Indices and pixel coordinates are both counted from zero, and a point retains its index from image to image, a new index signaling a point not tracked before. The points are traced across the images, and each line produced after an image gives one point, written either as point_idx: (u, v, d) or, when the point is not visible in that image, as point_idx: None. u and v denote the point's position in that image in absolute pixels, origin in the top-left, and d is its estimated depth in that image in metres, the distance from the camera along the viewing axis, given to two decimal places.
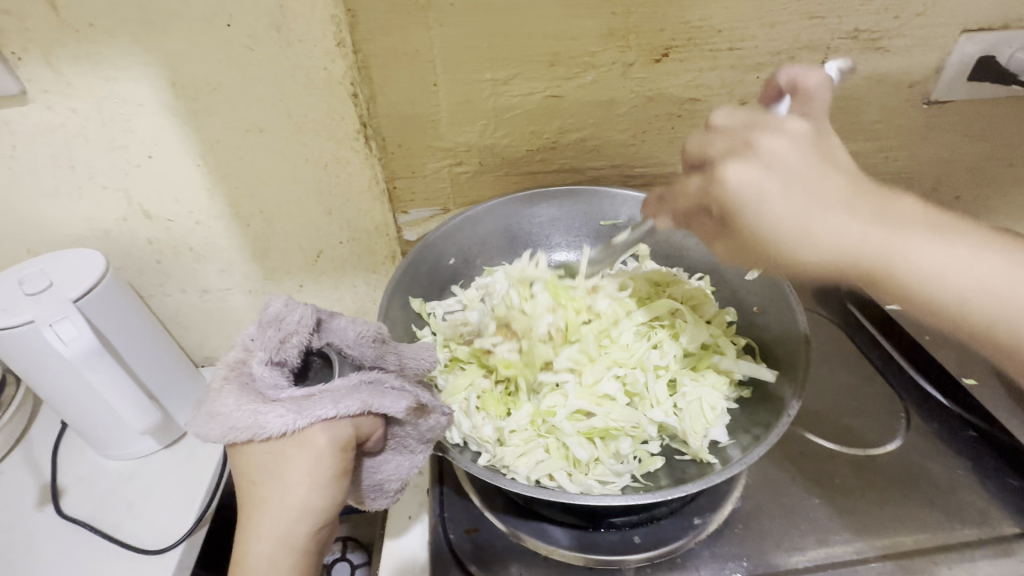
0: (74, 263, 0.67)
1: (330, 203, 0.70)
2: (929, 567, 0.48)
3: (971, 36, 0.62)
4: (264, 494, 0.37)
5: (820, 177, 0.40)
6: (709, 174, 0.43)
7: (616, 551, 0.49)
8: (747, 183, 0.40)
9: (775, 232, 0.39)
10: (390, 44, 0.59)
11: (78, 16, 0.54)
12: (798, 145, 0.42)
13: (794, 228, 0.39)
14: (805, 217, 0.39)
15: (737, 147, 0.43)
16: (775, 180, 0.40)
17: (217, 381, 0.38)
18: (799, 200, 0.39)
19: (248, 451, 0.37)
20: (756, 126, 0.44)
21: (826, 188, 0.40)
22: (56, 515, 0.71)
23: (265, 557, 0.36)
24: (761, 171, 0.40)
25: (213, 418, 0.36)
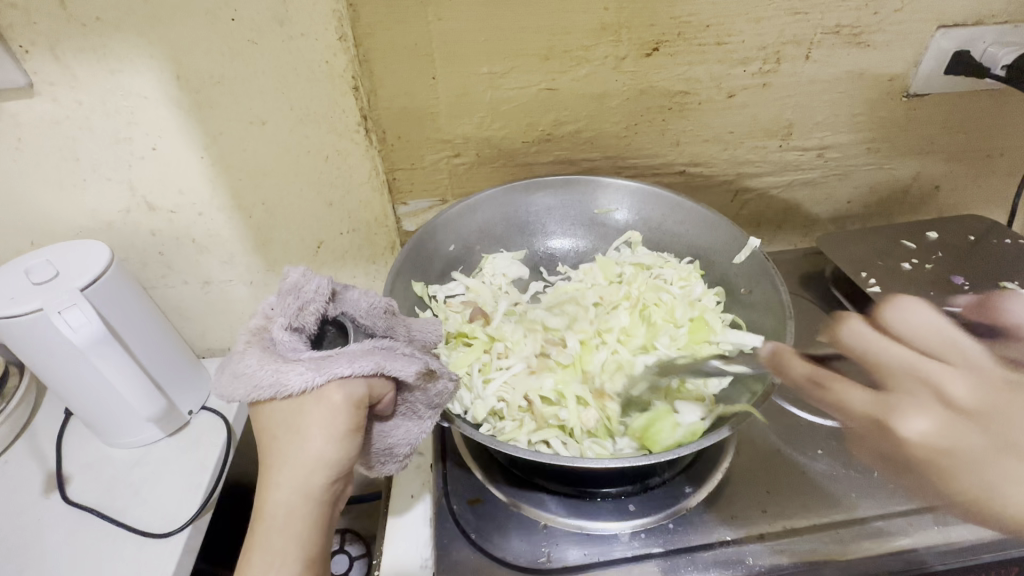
0: (79, 254, 0.68)
1: (331, 195, 0.72)
2: (906, 528, 0.50)
3: (946, 31, 0.65)
4: (283, 448, 0.39)
5: (1017, 437, 0.40)
6: (887, 409, 0.44)
7: (611, 518, 0.52)
8: (925, 433, 0.42)
9: (964, 490, 0.39)
10: (389, 38, 0.61)
11: (85, 9, 0.56)
12: (991, 387, 0.45)
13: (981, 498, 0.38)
14: (992, 483, 0.38)
15: (927, 388, 0.45)
16: (967, 431, 0.41)
17: (241, 344, 0.41)
18: (1003, 465, 0.39)
19: (269, 408, 0.39)
20: (937, 361, 0.47)
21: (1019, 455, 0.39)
22: (63, 501, 0.72)
23: (281, 505, 0.39)
24: (934, 420, 0.42)
25: (238, 377, 0.38)
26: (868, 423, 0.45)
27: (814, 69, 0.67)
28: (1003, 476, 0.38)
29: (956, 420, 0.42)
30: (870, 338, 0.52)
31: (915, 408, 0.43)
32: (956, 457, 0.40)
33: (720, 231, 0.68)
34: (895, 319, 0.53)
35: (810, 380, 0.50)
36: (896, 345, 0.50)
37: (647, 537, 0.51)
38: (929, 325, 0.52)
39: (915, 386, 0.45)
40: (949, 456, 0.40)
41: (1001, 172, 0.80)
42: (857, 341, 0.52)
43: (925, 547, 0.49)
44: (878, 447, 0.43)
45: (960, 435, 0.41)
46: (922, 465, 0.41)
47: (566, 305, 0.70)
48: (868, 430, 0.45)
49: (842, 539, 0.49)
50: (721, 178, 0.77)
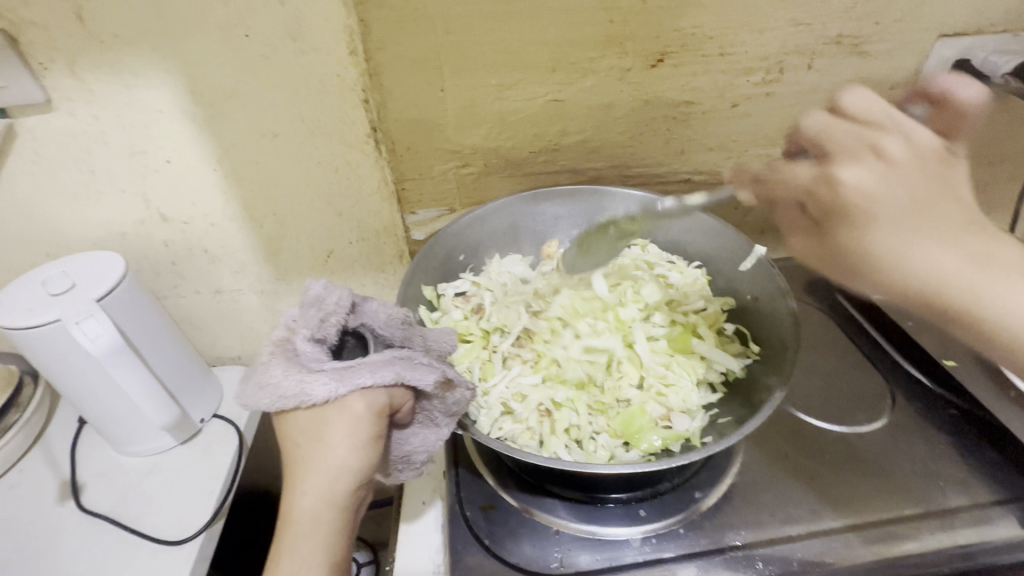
0: (94, 264, 0.69)
1: (341, 205, 0.73)
2: (914, 532, 0.50)
3: (946, 41, 0.66)
4: (303, 454, 0.40)
5: (931, 207, 0.45)
6: (827, 163, 0.50)
7: (623, 523, 0.52)
8: (864, 182, 0.47)
9: (880, 244, 0.45)
10: (399, 52, 0.62)
11: (103, 27, 0.57)
12: (922, 155, 0.47)
13: (883, 254, 0.45)
14: (898, 245, 0.45)
15: (866, 148, 0.49)
16: (891, 182, 0.46)
17: (264, 356, 0.41)
18: (915, 225, 0.45)
19: (293, 418, 0.40)
20: (886, 126, 0.49)
21: (936, 215, 0.45)
22: (77, 509, 0.73)
23: (305, 512, 0.39)
24: (872, 173, 0.47)
25: (263, 387, 0.39)
26: (808, 182, 0.51)
27: (816, 78, 0.68)
28: (905, 237, 0.45)
29: (886, 168, 0.47)
30: (828, 125, 0.52)
31: (858, 161, 0.48)
32: (877, 204, 0.46)
33: (726, 239, 0.69)
34: (847, 99, 0.52)
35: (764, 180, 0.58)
36: (838, 119, 0.52)
37: (658, 542, 0.51)
38: (872, 106, 0.50)
39: (858, 149, 0.49)
40: (878, 204, 0.46)
41: (1004, 178, 0.81)
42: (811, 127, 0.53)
43: (933, 550, 0.49)
44: (823, 200, 0.49)
45: (893, 185, 0.46)
46: (852, 211, 0.47)
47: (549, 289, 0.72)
48: (812, 186, 0.50)
49: (851, 543, 0.50)
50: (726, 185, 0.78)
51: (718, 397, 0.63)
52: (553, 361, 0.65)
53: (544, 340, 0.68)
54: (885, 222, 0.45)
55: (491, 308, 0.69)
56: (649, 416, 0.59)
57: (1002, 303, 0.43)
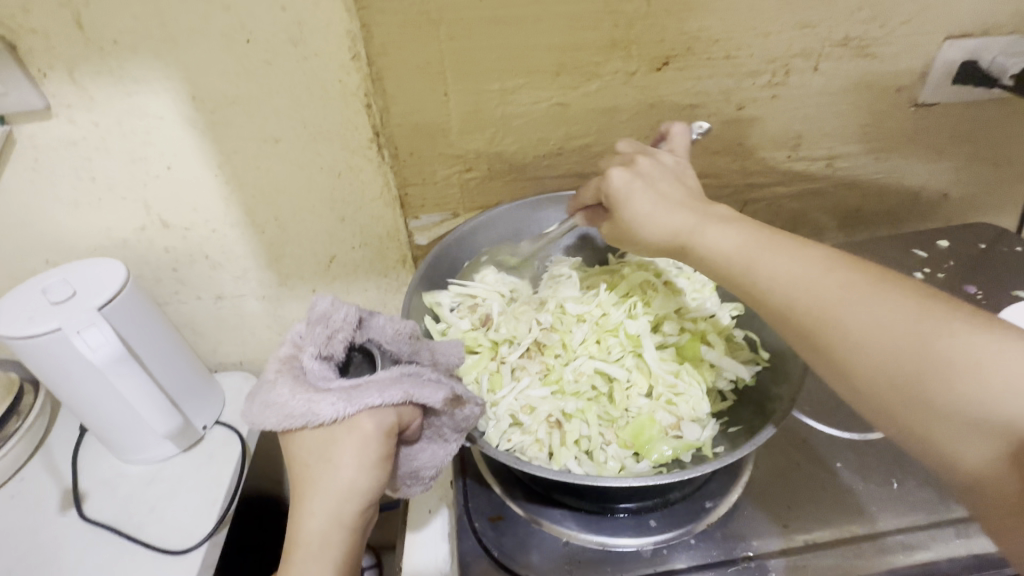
0: (95, 272, 0.69)
1: (343, 210, 0.73)
2: (927, 542, 0.50)
3: (953, 43, 0.65)
4: (312, 472, 0.39)
5: (671, 186, 0.52)
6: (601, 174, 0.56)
7: (633, 534, 0.52)
8: (619, 181, 0.52)
9: (632, 213, 0.51)
10: (402, 57, 0.61)
11: (103, 33, 0.56)
12: (668, 167, 0.54)
13: (635, 210, 0.51)
14: (646, 204, 0.51)
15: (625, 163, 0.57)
16: (641, 178, 0.52)
17: (272, 373, 0.41)
18: (650, 194, 0.51)
19: (301, 437, 0.40)
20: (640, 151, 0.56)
21: (665, 189, 0.51)
22: (80, 518, 0.73)
23: (315, 533, 0.39)
24: (628, 171, 0.52)
25: (270, 406, 0.39)
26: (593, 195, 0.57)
27: (822, 81, 0.68)
28: (648, 201, 0.51)
29: (639, 173, 0.53)
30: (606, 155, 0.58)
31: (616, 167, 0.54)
32: (619, 189, 0.52)
33: None
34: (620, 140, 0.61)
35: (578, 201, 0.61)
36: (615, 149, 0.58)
37: (669, 553, 0.51)
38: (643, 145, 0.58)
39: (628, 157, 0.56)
40: (633, 189, 0.52)
41: (1011, 180, 0.80)
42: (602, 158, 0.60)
43: (946, 560, 0.49)
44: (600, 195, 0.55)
45: (641, 179, 0.52)
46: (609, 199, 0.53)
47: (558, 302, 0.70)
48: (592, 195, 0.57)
49: (863, 554, 0.49)
50: (731, 188, 0.77)
51: (727, 404, 0.63)
52: (562, 372, 0.64)
53: (555, 353, 0.66)
54: (636, 195, 0.51)
55: (497, 319, 0.68)
56: (658, 426, 0.59)
57: (725, 244, 0.46)
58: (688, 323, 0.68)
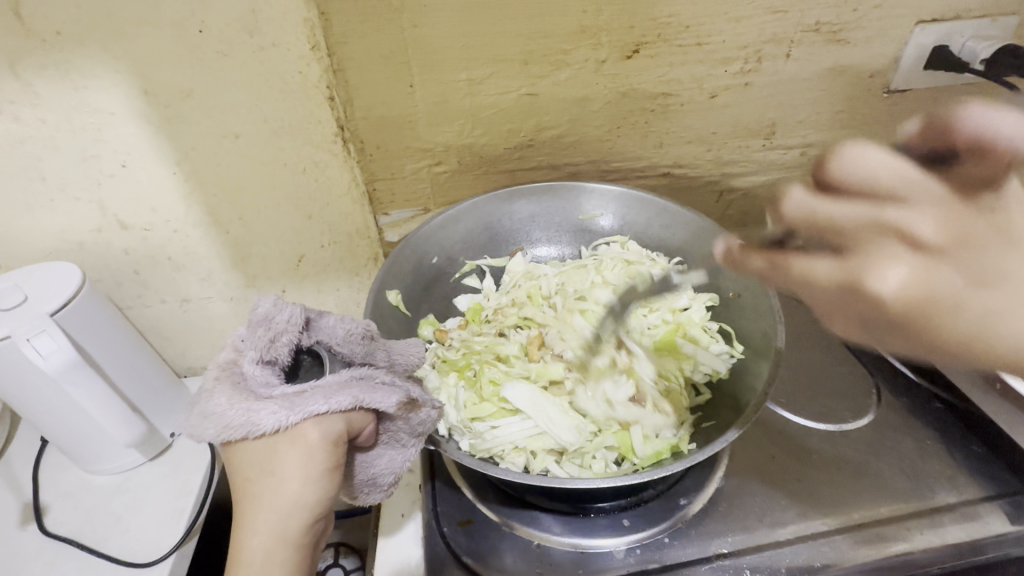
0: (49, 277, 0.65)
1: (310, 207, 0.70)
2: (903, 532, 0.50)
3: (925, 27, 0.65)
4: (257, 487, 0.38)
5: (1004, 269, 0.34)
6: (847, 262, 0.35)
7: (605, 535, 0.51)
8: (908, 285, 0.33)
9: (955, 332, 0.34)
10: (364, 46, 0.59)
11: (44, 25, 0.53)
12: (958, 215, 0.34)
13: (974, 335, 0.34)
14: (990, 319, 0.34)
15: (882, 235, 0.34)
16: (939, 269, 0.33)
17: (210, 380, 0.39)
18: (982, 301, 0.34)
19: (243, 447, 0.38)
20: (899, 195, 0.34)
21: (1009, 284, 0.34)
22: (40, 533, 0.70)
23: (257, 552, 0.37)
24: (916, 266, 0.33)
25: (208, 417, 0.37)
26: (836, 290, 0.35)
27: (795, 67, 0.67)
28: (994, 308, 0.34)
29: (933, 261, 0.33)
30: (841, 210, 0.34)
31: (889, 265, 0.33)
32: (941, 303, 0.33)
33: (705, 237, 0.68)
34: (836, 163, 0.35)
35: (773, 271, 0.38)
36: (847, 203, 0.35)
37: (642, 553, 0.50)
38: (893, 169, 0.34)
39: (878, 238, 0.34)
40: (948, 295, 0.33)
41: None
42: (805, 213, 0.36)
43: (922, 550, 0.49)
44: (855, 310, 0.35)
45: (951, 273, 0.33)
46: (911, 318, 0.34)
47: (541, 305, 0.70)
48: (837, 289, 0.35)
49: (840, 547, 0.49)
50: (706, 178, 0.77)
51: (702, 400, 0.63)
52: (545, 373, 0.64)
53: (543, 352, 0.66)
54: (955, 303, 0.34)
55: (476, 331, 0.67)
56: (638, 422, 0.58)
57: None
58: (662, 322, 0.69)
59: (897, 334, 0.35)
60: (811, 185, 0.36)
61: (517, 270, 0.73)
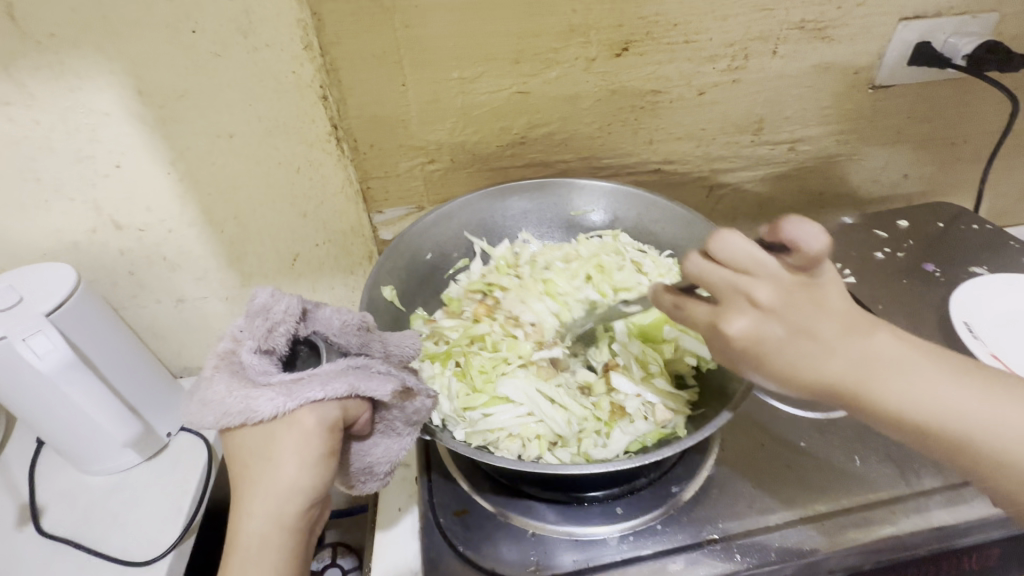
0: (44, 277, 0.66)
1: (305, 206, 0.71)
2: (889, 516, 0.51)
3: (908, 24, 0.66)
4: (254, 474, 0.38)
5: (823, 326, 0.39)
6: (717, 311, 0.42)
7: (599, 522, 0.52)
8: (743, 336, 0.40)
9: (779, 369, 0.40)
10: (356, 45, 0.60)
11: (39, 26, 0.54)
12: (795, 292, 0.39)
13: (831, 381, 0.39)
14: (800, 361, 0.39)
15: (738, 295, 0.40)
16: (771, 325, 0.39)
17: (208, 369, 0.40)
18: (802, 346, 0.39)
19: (242, 434, 0.39)
20: (756, 271, 0.40)
21: (828, 334, 0.39)
22: (38, 533, 0.70)
23: (253, 535, 0.38)
24: (752, 321, 0.40)
25: (207, 404, 0.38)
26: (707, 328, 0.42)
27: (781, 64, 0.68)
28: (801, 352, 0.39)
29: (767, 319, 0.39)
30: (708, 267, 0.41)
31: (737, 319, 0.40)
32: (766, 348, 0.39)
33: (696, 230, 0.69)
34: (714, 239, 0.42)
35: (677, 311, 0.45)
36: (716, 265, 0.41)
37: (635, 539, 0.50)
38: (750, 253, 0.41)
39: (734, 297, 0.41)
40: (768, 345, 0.39)
41: (965, 159, 0.82)
42: (693, 271, 0.42)
43: (907, 533, 0.50)
44: (718, 344, 0.42)
45: (779, 328, 0.39)
46: (748, 353, 0.40)
47: (509, 273, 0.73)
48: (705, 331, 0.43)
49: (828, 532, 0.50)
50: (696, 174, 0.78)
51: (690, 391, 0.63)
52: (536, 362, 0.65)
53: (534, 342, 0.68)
54: (776, 350, 0.39)
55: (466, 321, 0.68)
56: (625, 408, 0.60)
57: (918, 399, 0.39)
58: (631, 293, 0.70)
59: (745, 370, 0.42)
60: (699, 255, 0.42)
61: (499, 255, 0.74)
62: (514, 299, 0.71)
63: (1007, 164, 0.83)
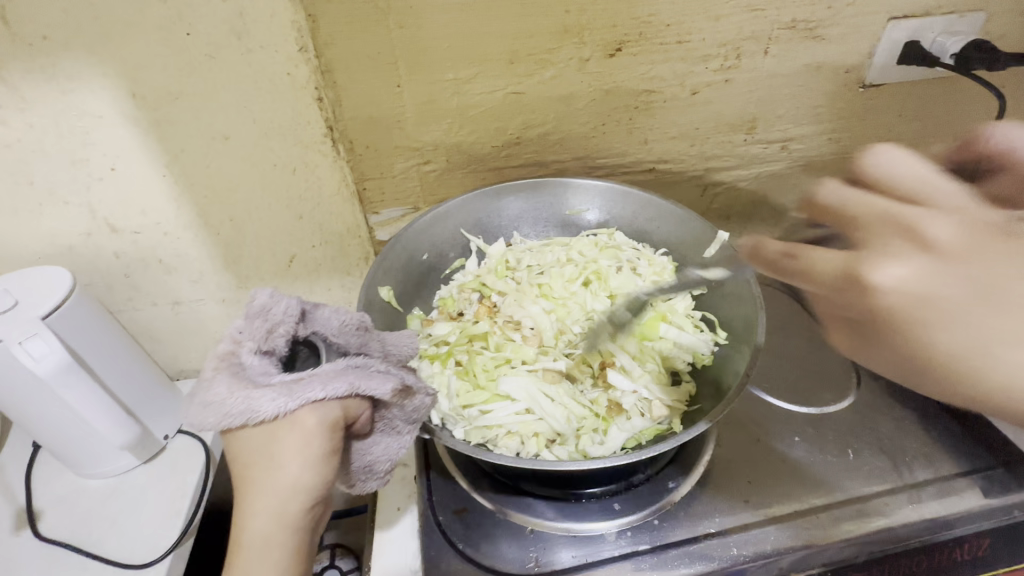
0: (39, 280, 0.66)
1: (301, 208, 0.71)
2: (882, 508, 0.51)
3: (897, 23, 0.67)
4: (256, 474, 0.38)
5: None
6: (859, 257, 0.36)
7: (597, 518, 0.52)
8: (896, 283, 0.34)
9: (950, 345, 0.33)
10: (351, 47, 0.60)
11: (31, 29, 0.54)
12: (976, 230, 0.35)
13: (966, 355, 0.33)
14: (985, 344, 0.32)
15: (899, 236, 0.36)
16: (947, 278, 0.33)
17: (208, 371, 0.40)
18: (990, 319, 0.32)
19: (242, 435, 0.39)
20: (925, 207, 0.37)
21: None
22: (35, 537, 0.70)
23: (256, 535, 0.38)
24: (906, 264, 0.34)
25: (207, 406, 0.38)
26: (838, 280, 0.37)
27: (773, 64, 0.69)
28: (986, 329, 0.32)
29: (940, 265, 0.34)
30: (858, 198, 0.40)
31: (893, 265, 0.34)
32: (937, 307, 0.33)
33: (690, 228, 0.70)
34: (876, 163, 0.42)
35: (790, 259, 0.41)
36: (871, 198, 0.39)
37: (633, 535, 0.51)
38: (911, 179, 0.40)
39: (891, 239, 0.36)
40: (938, 303, 0.33)
41: None
42: (834, 200, 0.41)
43: (900, 525, 0.50)
44: (856, 298, 0.36)
45: (961, 280, 0.33)
46: (894, 319, 0.34)
47: (506, 276, 0.72)
48: (837, 281, 0.37)
49: (823, 524, 0.50)
50: (690, 173, 0.78)
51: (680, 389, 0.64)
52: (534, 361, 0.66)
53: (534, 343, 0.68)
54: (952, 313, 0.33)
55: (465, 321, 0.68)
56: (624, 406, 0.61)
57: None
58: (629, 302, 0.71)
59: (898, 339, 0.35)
60: (843, 188, 0.42)
61: (495, 255, 0.73)
62: (512, 299, 0.71)
63: None
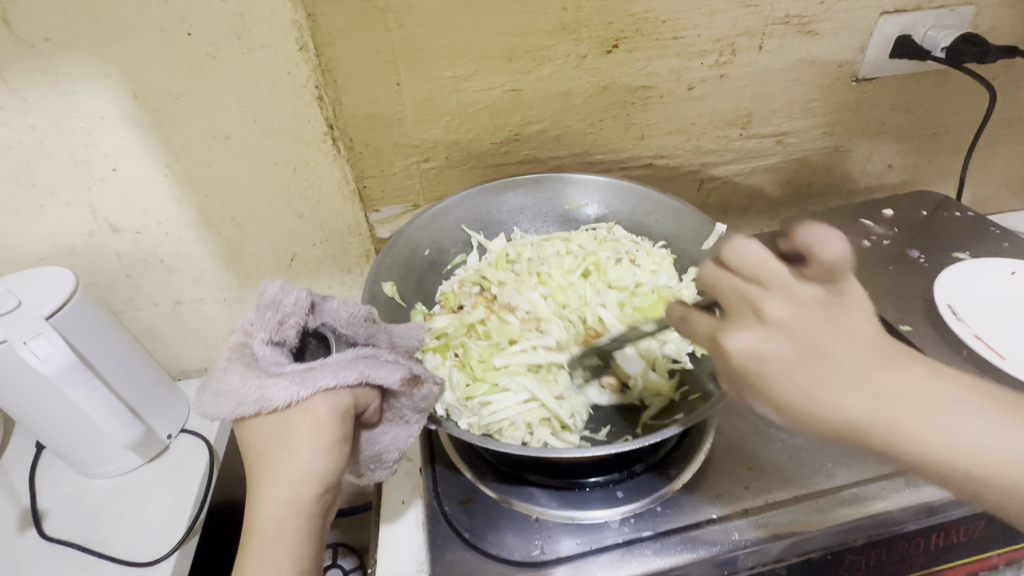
0: (42, 280, 0.66)
1: (302, 206, 0.72)
2: (879, 492, 0.52)
3: (888, 18, 0.68)
4: (270, 461, 0.39)
5: (832, 350, 0.35)
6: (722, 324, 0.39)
7: (601, 506, 0.53)
8: (751, 346, 0.36)
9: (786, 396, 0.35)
10: (351, 45, 0.60)
11: (32, 31, 0.54)
12: (809, 311, 0.37)
13: (796, 402, 0.35)
14: (816, 389, 0.35)
15: (745, 308, 0.38)
16: (780, 341, 0.36)
17: (221, 362, 0.41)
18: (809, 368, 0.35)
19: (255, 423, 0.40)
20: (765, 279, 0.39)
21: (844, 354, 0.36)
22: (40, 537, 0.70)
23: (271, 520, 0.39)
24: (759, 334, 0.36)
25: (221, 395, 0.39)
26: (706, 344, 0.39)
27: (768, 59, 0.70)
28: (820, 375, 0.35)
29: (775, 334, 0.36)
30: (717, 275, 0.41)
31: (756, 333, 0.37)
32: (770, 368, 0.36)
33: (688, 221, 0.71)
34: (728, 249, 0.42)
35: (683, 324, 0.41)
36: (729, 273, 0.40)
37: (637, 521, 0.52)
38: (763, 262, 0.41)
39: (740, 311, 0.38)
40: (772, 363, 0.36)
41: (948, 149, 0.84)
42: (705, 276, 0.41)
43: (899, 508, 0.51)
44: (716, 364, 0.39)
45: (787, 342, 0.36)
46: (746, 375, 0.36)
47: (507, 269, 0.73)
48: (705, 346, 0.40)
49: (822, 508, 0.51)
50: (686, 168, 0.79)
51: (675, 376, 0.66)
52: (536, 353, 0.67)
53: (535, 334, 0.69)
54: (778, 369, 0.35)
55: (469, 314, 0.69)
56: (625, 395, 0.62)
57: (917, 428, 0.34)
58: (627, 293, 0.73)
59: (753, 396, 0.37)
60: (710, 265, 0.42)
61: (495, 250, 0.74)
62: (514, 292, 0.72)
63: (988, 153, 0.86)
